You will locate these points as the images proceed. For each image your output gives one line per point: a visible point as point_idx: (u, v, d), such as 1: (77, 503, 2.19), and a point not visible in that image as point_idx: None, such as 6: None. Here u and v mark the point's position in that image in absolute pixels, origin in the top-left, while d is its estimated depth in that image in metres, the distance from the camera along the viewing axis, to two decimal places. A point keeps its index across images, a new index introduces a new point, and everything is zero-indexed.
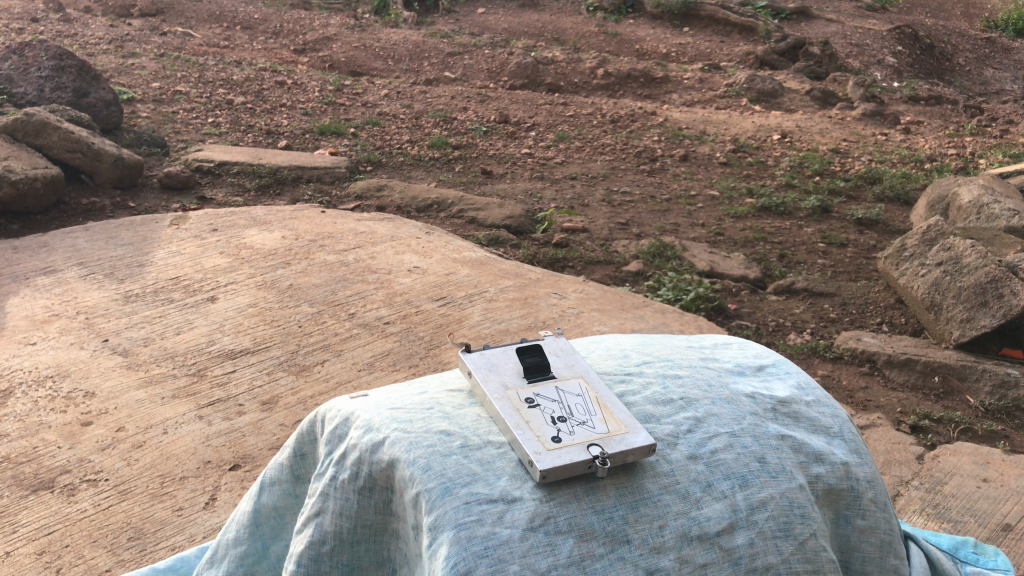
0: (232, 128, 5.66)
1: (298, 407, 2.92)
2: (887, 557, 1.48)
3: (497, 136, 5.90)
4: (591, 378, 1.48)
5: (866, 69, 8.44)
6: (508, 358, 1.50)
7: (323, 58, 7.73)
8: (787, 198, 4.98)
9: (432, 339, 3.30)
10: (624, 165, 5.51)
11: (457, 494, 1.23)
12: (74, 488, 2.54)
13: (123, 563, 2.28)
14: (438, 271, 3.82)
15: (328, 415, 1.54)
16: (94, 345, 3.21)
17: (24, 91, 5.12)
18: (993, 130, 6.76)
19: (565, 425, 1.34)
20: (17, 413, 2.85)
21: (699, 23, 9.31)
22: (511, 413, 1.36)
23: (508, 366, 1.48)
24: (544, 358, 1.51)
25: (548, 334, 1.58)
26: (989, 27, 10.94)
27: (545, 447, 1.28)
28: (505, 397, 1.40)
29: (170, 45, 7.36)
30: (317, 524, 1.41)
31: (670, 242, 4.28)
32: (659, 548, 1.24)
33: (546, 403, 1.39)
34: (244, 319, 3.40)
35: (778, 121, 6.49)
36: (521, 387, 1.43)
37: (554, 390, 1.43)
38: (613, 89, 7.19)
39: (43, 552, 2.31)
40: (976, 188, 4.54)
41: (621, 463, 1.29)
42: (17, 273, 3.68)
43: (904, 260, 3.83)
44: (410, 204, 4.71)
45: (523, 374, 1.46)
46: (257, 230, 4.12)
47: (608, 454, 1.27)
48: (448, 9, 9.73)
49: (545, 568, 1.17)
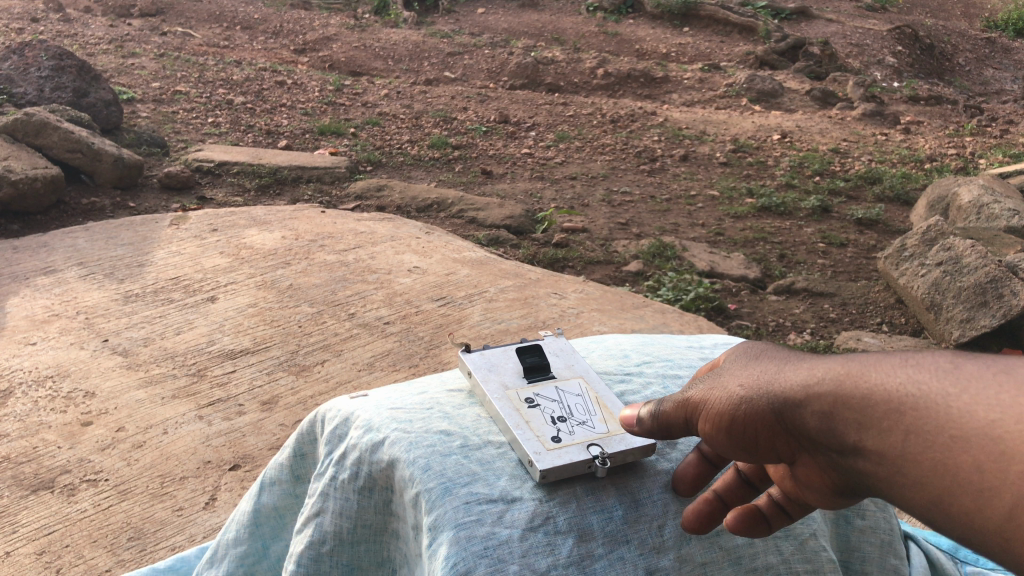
0: (232, 128, 5.66)
1: (298, 406, 2.93)
2: (886, 557, 1.49)
3: (497, 136, 5.90)
4: (592, 377, 1.48)
5: (866, 69, 8.44)
6: (508, 358, 1.50)
7: (323, 59, 7.73)
8: (786, 198, 4.98)
9: (432, 340, 3.30)
10: (624, 165, 5.51)
11: (456, 494, 1.23)
12: (74, 488, 2.54)
13: (123, 563, 2.28)
14: (438, 271, 3.81)
15: (328, 415, 1.54)
16: (94, 345, 3.21)
17: (24, 92, 5.12)
18: (993, 130, 6.77)
19: (563, 424, 1.34)
20: (17, 412, 2.85)
21: (699, 23, 9.31)
22: (510, 413, 1.36)
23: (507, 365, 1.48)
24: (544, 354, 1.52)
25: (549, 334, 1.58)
26: (989, 27, 10.93)
27: (545, 447, 1.28)
28: (504, 395, 1.40)
29: (170, 45, 7.35)
30: (317, 523, 1.41)
31: (670, 242, 4.28)
32: (659, 548, 1.24)
33: (546, 403, 1.39)
34: (244, 319, 3.40)
35: (778, 121, 6.49)
36: (518, 384, 1.44)
37: (554, 390, 1.43)
38: (613, 89, 7.19)
39: (43, 552, 2.32)
40: (976, 188, 4.55)
41: (621, 463, 1.30)
42: (17, 273, 3.67)
43: (904, 260, 3.85)
44: (410, 203, 4.71)
45: (523, 374, 1.46)
46: (257, 230, 4.11)
47: (608, 454, 1.27)
48: (448, 9, 9.72)
49: (545, 568, 1.17)
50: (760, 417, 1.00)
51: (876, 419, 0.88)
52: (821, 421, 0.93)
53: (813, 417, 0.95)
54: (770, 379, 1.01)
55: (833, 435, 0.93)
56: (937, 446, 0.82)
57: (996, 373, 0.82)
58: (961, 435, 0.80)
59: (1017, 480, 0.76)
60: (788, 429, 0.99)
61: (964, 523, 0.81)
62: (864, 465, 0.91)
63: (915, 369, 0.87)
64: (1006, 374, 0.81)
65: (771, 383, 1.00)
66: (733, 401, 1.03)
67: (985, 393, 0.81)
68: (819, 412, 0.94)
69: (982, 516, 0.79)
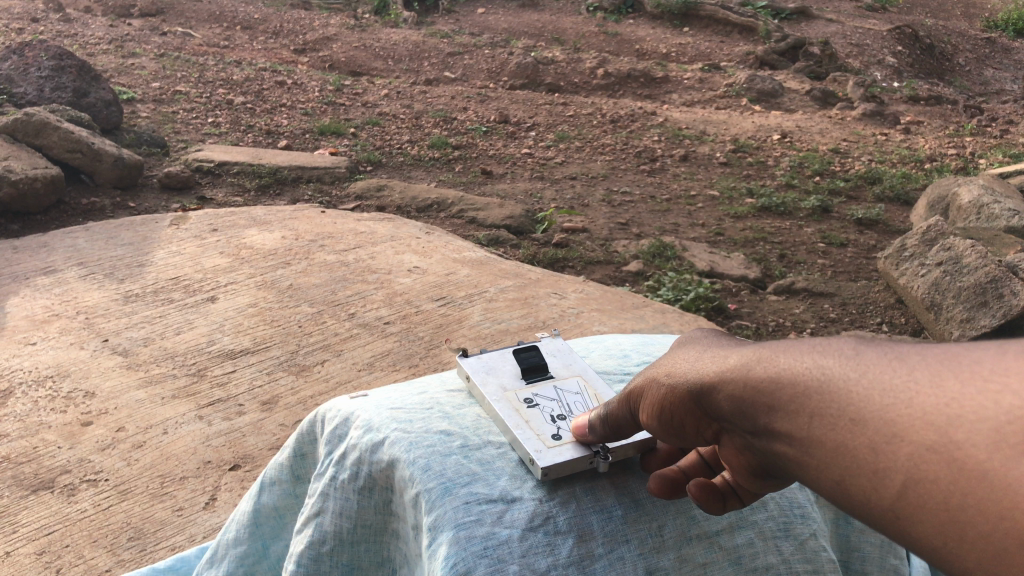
0: (232, 128, 5.66)
1: (298, 406, 2.93)
2: (887, 557, 1.49)
3: (497, 136, 5.90)
4: (590, 376, 1.48)
5: (866, 69, 8.43)
6: (505, 360, 1.50)
7: (323, 59, 7.72)
8: (786, 198, 4.98)
9: (432, 339, 3.30)
10: (624, 165, 5.51)
11: (456, 494, 1.23)
12: (74, 488, 2.55)
13: (123, 563, 2.28)
14: (438, 271, 3.81)
15: (328, 415, 1.54)
16: (94, 345, 3.21)
17: (24, 91, 5.12)
18: (993, 130, 6.77)
19: (563, 421, 1.34)
20: (17, 412, 2.85)
21: (699, 23, 9.31)
22: (510, 414, 1.36)
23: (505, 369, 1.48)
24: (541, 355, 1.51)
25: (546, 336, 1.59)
26: (989, 27, 10.92)
27: (545, 445, 1.28)
28: (503, 397, 1.40)
29: (170, 45, 7.35)
30: (317, 523, 1.42)
31: (670, 242, 4.29)
32: (659, 548, 1.23)
33: (545, 402, 1.39)
34: (244, 319, 3.40)
35: (778, 121, 6.49)
36: (516, 385, 1.43)
37: (553, 389, 1.43)
38: (613, 89, 7.18)
39: (43, 552, 2.32)
40: (976, 188, 4.55)
41: (622, 457, 1.30)
42: (17, 273, 3.68)
43: (904, 260, 3.87)
44: (410, 204, 4.70)
45: (522, 375, 1.46)
46: (257, 230, 4.11)
47: (609, 448, 1.27)
48: (448, 9, 9.71)
49: (545, 568, 1.17)
50: (679, 400, 1.02)
51: (782, 401, 0.88)
52: (732, 404, 0.94)
53: (727, 399, 0.95)
54: (694, 363, 1.02)
55: (744, 418, 0.93)
56: (834, 427, 0.82)
57: (895, 357, 0.83)
58: (859, 415, 0.80)
59: (908, 458, 0.76)
60: (706, 411, 1.00)
61: (862, 503, 0.80)
62: (770, 448, 0.91)
63: (822, 353, 0.88)
64: (902, 359, 0.82)
65: (695, 368, 1.01)
66: (657, 386, 1.06)
67: (884, 376, 0.81)
68: (733, 394, 0.94)
69: (878, 495, 0.78)
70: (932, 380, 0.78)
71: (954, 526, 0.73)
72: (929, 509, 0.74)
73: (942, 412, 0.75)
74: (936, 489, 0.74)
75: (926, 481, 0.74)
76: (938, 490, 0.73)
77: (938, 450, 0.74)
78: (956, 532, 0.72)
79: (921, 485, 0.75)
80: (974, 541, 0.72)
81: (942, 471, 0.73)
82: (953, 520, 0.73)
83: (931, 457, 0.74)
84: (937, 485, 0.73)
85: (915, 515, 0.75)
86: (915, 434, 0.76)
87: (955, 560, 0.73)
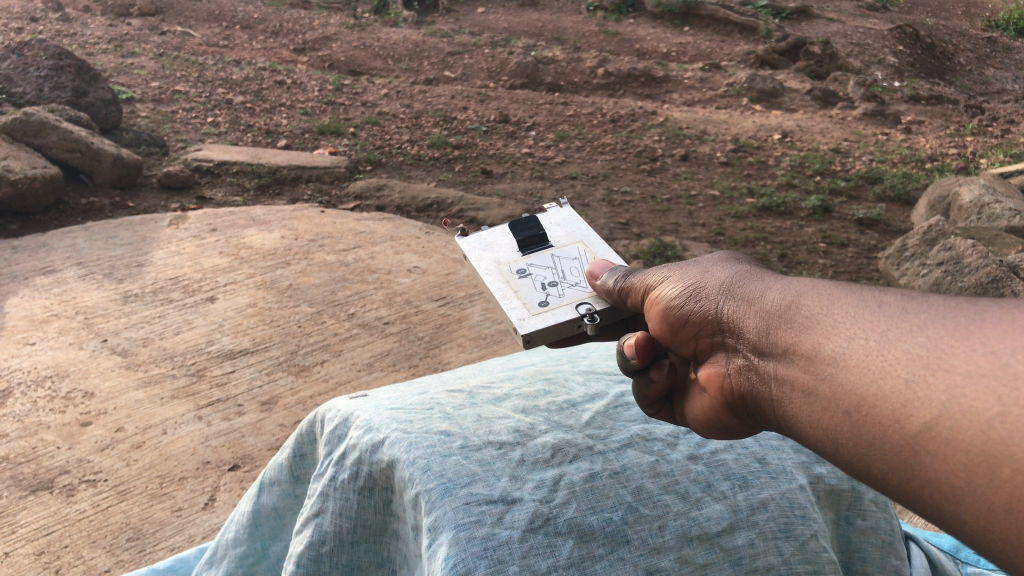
0: (232, 127, 5.65)
1: (298, 407, 2.96)
2: (887, 557, 1.49)
3: (496, 135, 5.88)
4: (586, 245, 1.80)
5: (866, 69, 8.40)
6: (505, 240, 1.83)
7: (323, 58, 7.71)
8: (787, 198, 4.95)
9: (432, 340, 3.32)
10: (624, 164, 5.49)
11: (457, 495, 1.22)
12: (73, 488, 2.59)
13: (122, 564, 2.36)
14: (438, 271, 3.76)
15: (327, 415, 1.53)
16: (93, 345, 3.21)
17: (23, 91, 5.11)
18: (993, 130, 6.76)
19: (554, 288, 1.65)
20: (17, 413, 2.87)
21: (699, 23, 9.27)
22: (502, 286, 1.70)
23: (504, 244, 1.83)
24: (544, 228, 1.84)
25: (553, 205, 1.91)
26: (990, 26, 10.84)
27: (531, 314, 1.60)
28: (500, 273, 1.74)
29: (170, 45, 7.32)
30: (317, 524, 1.41)
31: (670, 242, 4.28)
32: (659, 548, 1.22)
33: (538, 273, 1.71)
34: (244, 319, 3.38)
35: (778, 121, 6.45)
36: (516, 260, 1.77)
37: (550, 259, 1.75)
38: (613, 89, 7.15)
39: (42, 552, 2.39)
40: (977, 189, 4.57)
41: (607, 319, 1.57)
42: (17, 273, 3.67)
43: (905, 259, 3.93)
44: (410, 204, 4.68)
45: (519, 250, 1.79)
46: (257, 230, 4.07)
47: (596, 311, 1.55)
48: (448, 9, 9.64)
49: (545, 569, 1.15)
50: (703, 310, 1.15)
51: (819, 326, 0.94)
52: (764, 325, 1.03)
53: (757, 321, 1.04)
54: (732, 287, 1.13)
55: (767, 341, 1.01)
56: (871, 351, 0.87)
57: (957, 303, 0.86)
58: (903, 344, 0.85)
59: (948, 384, 0.78)
60: (720, 327, 1.12)
61: (879, 432, 0.83)
62: (786, 374, 0.97)
63: (876, 294, 0.93)
64: (969, 304, 0.85)
65: (730, 290, 1.13)
66: (682, 294, 1.20)
67: (943, 315, 0.85)
68: (764, 317, 1.04)
69: (902, 423, 0.81)
70: (993, 322, 0.81)
71: (979, 454, 0.74)
72: (954, 435, 0.76)
73: (999, 345, 0.78)
74: (975, 419, 0.75)
75: (966, 409, 0.76)
76: (972, 414, 0.75)
77: (985, 380, 0.76)
78: (990, 468, 0.73)
79: (954, 411, 0.77)
80: (1008, 479, 0.72)
81: (984, 404, 0.75)
82: (992, 451, 0.73)
83: (973, 384, 0.77)
84: (974, 410, 0.75)
85: (938, 445, 0.77)
86: (958, 362, 0.79)
87: (983, 498, 0.74)
